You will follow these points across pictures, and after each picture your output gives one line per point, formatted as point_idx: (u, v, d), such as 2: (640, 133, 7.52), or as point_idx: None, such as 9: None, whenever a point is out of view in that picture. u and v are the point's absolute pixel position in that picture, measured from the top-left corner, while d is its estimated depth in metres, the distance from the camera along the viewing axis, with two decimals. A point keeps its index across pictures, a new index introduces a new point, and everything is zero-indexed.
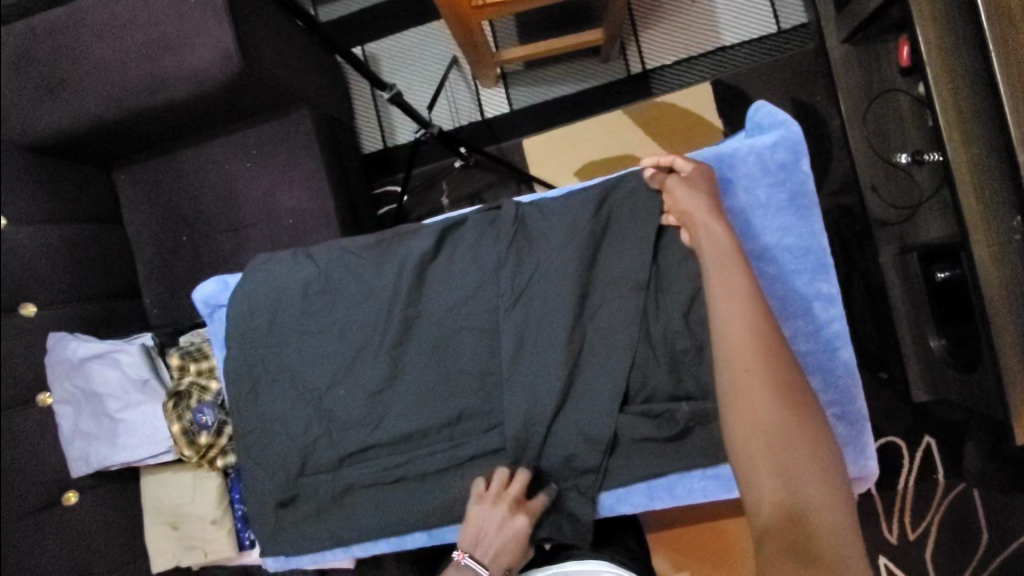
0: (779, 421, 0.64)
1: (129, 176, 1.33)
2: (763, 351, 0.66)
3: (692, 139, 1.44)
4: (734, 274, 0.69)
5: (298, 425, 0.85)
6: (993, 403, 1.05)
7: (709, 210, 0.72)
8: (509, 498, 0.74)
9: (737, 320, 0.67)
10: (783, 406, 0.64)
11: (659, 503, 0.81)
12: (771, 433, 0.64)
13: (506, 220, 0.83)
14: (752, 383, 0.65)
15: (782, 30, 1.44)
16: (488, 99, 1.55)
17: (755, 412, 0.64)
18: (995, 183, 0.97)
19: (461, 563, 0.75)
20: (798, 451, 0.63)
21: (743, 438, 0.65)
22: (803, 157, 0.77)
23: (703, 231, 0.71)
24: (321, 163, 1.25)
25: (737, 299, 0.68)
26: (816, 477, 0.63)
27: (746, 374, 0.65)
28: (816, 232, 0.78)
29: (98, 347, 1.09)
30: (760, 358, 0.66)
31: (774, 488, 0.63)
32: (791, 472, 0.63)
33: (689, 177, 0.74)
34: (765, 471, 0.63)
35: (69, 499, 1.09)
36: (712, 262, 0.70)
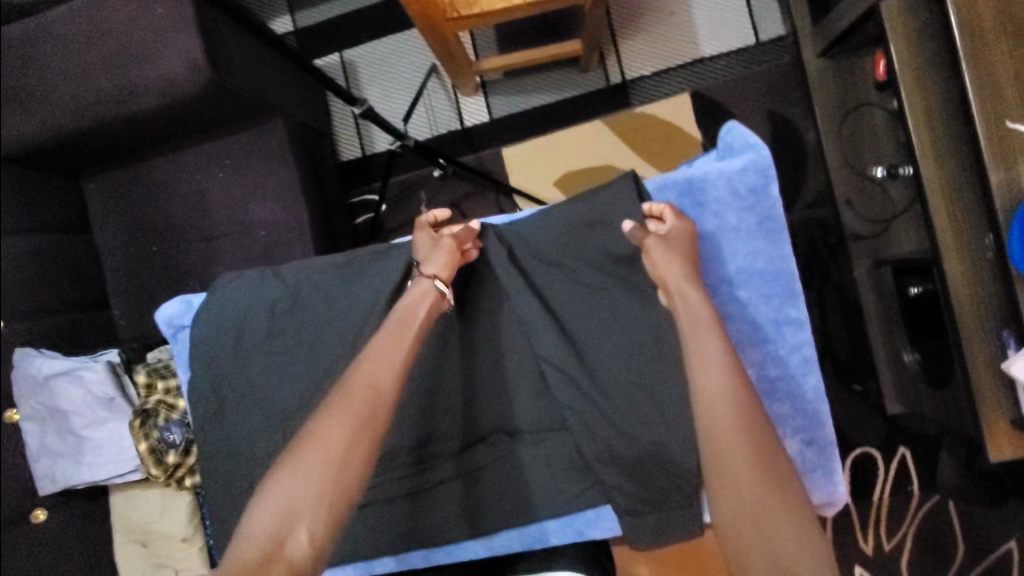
0: (759, 488, 0.63)
1: (99, 186, 1.30)
2: (739, 406, 0.65)
3: (670, 150, 1.45)
4: (710, 340, 0.68)
5: (263, 447, 0.82)
6: (964, 418, 1.07)
7: (686, 272, 0.71)
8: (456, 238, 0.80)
9: (717, 386, 0.66)
10: (761, 472, 0.64)
11: (596, 533, 0.78)
12: (751, 501, 0.63)
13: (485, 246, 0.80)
14: (730, 449, 0.64)
15: (760, 42, 1.45)
16: (468, 108, 1.54)
17: (737, 481, 0.64)
18: (968, 201, 0.99)
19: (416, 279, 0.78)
20: (774, 511, 0.63)
21: (726, 509, 0.64)
22: (773, 182, 0.76)
23: (677, 293, 0.70)
24: (294, 174, 1.24)
25: (711, 367, 0.67)
26: (801, 544, 0.62)
27: (724, 439, 0.65)
28: (785, 256, 0.77)
29: (62, 364, 1.05)
30: (735, 426, 0.65)
31: (760, 558, 0.61)
32: (773, 541, 0.62)
33: (665, 236, 0.72)
34: (748, 538, 0.62)
35: (37, 516, 1.08)
36: (688, 323, 0.69)
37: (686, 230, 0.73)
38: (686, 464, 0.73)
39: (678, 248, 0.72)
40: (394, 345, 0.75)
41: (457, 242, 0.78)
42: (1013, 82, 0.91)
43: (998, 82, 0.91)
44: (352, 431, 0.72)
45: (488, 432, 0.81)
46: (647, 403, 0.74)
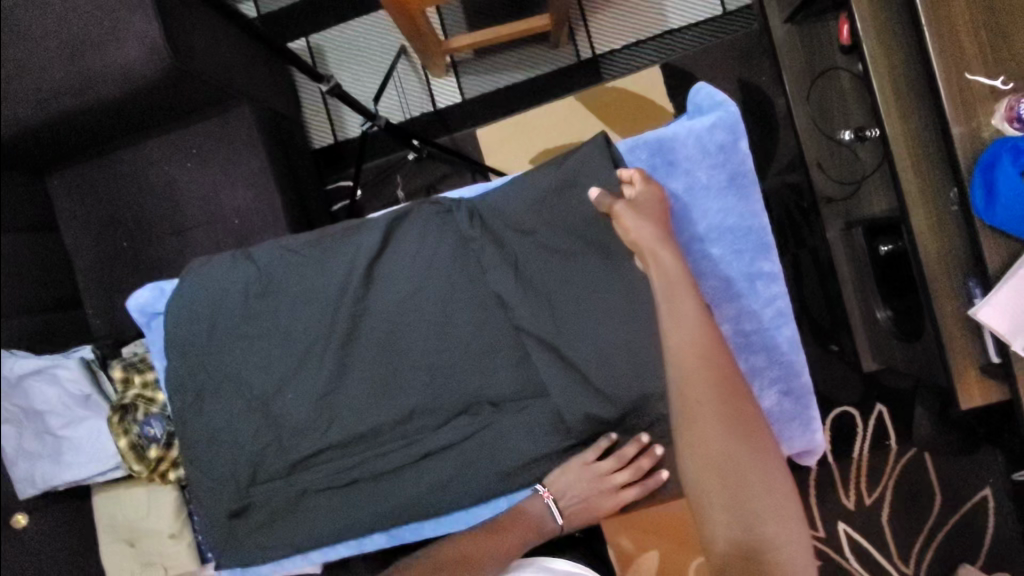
0: (731, 448, 0.63)
1: (63, 182, 1.26)
2: (711, 367, 0.65)
3: (645, 122, 1.44)
4: (685, 302, 0.67)
5: (244, 432, 0.81)
6: (935, 368, 1.10)
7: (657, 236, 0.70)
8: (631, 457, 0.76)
9: (691, 348, 0.66)
10: (731, 431, 0.64)
11: None
12: (725, 459, 0.63)
13: (460, 216, 0.80)
14: (701, 409, 0.65)
15: (727, 12, 1.46)
16: (439, 89, 1.53)
17: (709, 441, 0.64)
18: (931, 157, 1.01)
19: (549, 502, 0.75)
20: (744, 471, 0.63)
21: (698, 469, 0.64)
22: (742, 138, 0.76)
23: (648, 256, 0.70)
24: (265, 160, 1.21)
25: (685, 328, 0.67)
26: (772, 498, 0.63)
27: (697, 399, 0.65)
28: (756, 212, 0.77)
29: (34, 363, 1.03)
30: (710, 386, 0.64)
31: (730, 511, 0.63)
32: (739, 497, 0.63)
33: (634, 202, 0.71)
34: (722, 495, 0.63)
35: (18, 522, 1.05)
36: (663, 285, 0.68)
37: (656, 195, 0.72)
38: (668, 418, 0.74)
39: (648, 212, 0.72)
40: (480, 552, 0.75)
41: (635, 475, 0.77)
42: (970, 36, 0.93)
43: (956, 37, 0.93)
44: None
45: (472, 403, 0.80)
46: (628, 364, 0.74)
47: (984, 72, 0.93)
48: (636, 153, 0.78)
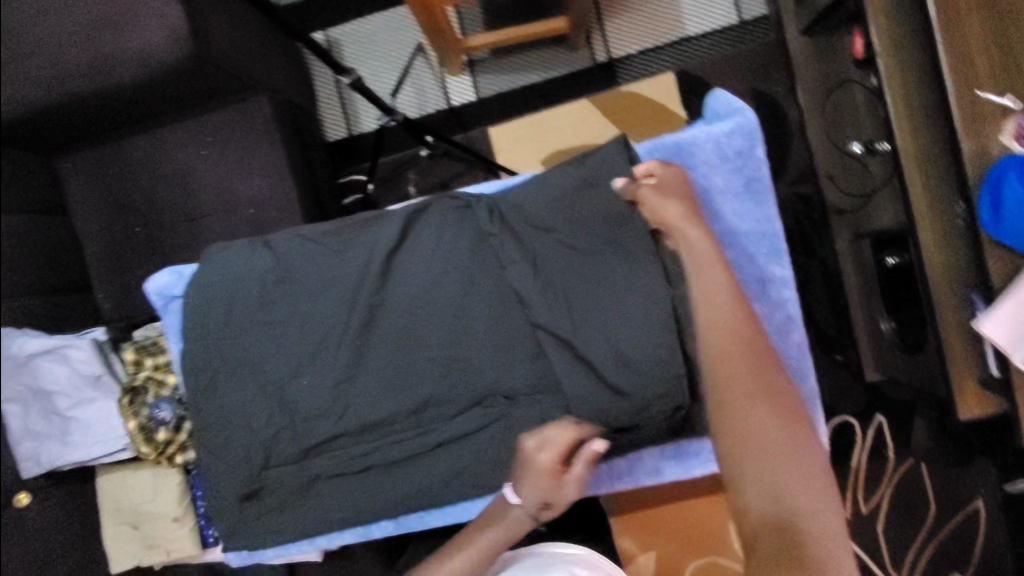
0: (762, 412, 0.62)
1: (75, 165, 1.26)
2: (741, 335, 0.66)
3: (655, 129, 1.47)
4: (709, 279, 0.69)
5: (258, 417, 0.82)
6: (936, 380, 1.12)
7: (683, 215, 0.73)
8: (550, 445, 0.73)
9: (720, 320, 0.67)
10: (762, 394, 0.63)
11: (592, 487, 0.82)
12: (754, 435, 0.61)
13: (480, 211, 0.81)
14: (730, 374, 0.64)
15: (744, 21, 1.47)
16: (455, 87, 1.54)
17: (738, 405, 0.63)
18: (941, 171, 1.03)
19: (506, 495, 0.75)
20: (775, 436, 0.61)
21: (730, 438, 0.62)
22: (760, 144, 0.77)
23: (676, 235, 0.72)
24: (281, 150, 1.22)
25: (716, 298, 0.68)
26: (804, 480, 0.59)
27: (725, 372, 0.65)
28: (771, 217, 0.78)
29: (44, 343, 1.02)
30: (738, 358, 0.64)
31: (761, 494, 0.59)
32: (770, 465, 0.60)
33: (661, 183, 0.74)
34: (751, 476, 0.60)
35: (21, 501, 1.04)
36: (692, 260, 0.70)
37: (683, 177, 0.75)
38: (677, 418, 0.76)
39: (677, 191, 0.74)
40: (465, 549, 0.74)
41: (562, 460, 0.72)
42: (985, 53, 0.95)
43: (971, 54, 0.95)
44: None
45: (484, 397, 0.81)
46: (640, 363, 0.75)
47: (996, 88, 0.94)
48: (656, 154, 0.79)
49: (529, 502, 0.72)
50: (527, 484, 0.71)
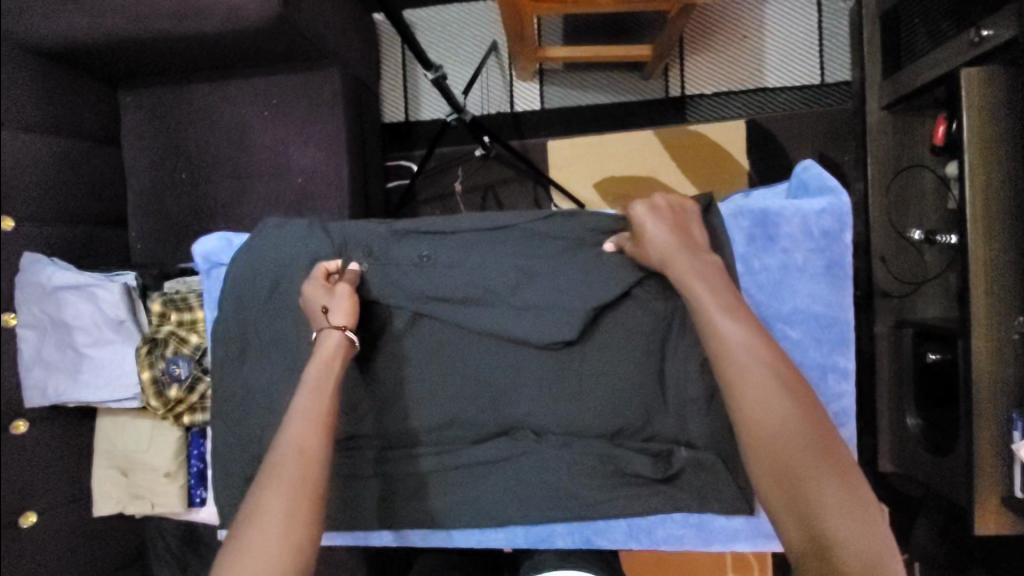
0: (792, 438, 0.59)
1: (138, 102, 1.25)
2: (765, 355, 0.62)
3: (717, 175, 1.44)
4: (734, 316, 0.64)
5: (281, 400, 0.81)
6: (958, 489, 1.09)
7: (685, 245, 0.69)
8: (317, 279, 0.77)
9: (742, 360, 0.62)
10: (794, 416, 0.60)
11: (604, 543, 0.78)
12: (808, 481, 0.58)
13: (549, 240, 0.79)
14: (756, 394, 0.61)
15: (825, 83, 1.44)
16: (521, 92, 1.51)
17: (760, 425, 0.60)
18: (1006, 280, 1.00)
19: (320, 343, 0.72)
20: (808, 459, 0.58)
21: (763, 466, 0.60)
22: (848, 229, 0.74)
23: (681, 257, 0.68)
24: (342, 127, 1.20)
25: (732, 318, 0.64)
26: (847, 509, 0.57)
27: (756, 414, 0.60)
28: (845, 304, 0.75)
29: (75, 278, 1.01)
30: (777, 399, 0.60)
31: (803, 538, 0.57)
32: (806, 489, 0.58)
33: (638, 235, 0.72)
34: (786, 499, 0.58)
35: (18, 428, 1.02)
36: (711, 292, 0.66)
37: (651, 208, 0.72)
38: (707, 488, 0.74)
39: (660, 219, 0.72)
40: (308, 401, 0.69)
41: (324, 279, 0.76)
42: None
43: None
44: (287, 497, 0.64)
45: (510, 427, 0.79)
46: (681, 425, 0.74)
47: None
48: (738, 217, 0.76)
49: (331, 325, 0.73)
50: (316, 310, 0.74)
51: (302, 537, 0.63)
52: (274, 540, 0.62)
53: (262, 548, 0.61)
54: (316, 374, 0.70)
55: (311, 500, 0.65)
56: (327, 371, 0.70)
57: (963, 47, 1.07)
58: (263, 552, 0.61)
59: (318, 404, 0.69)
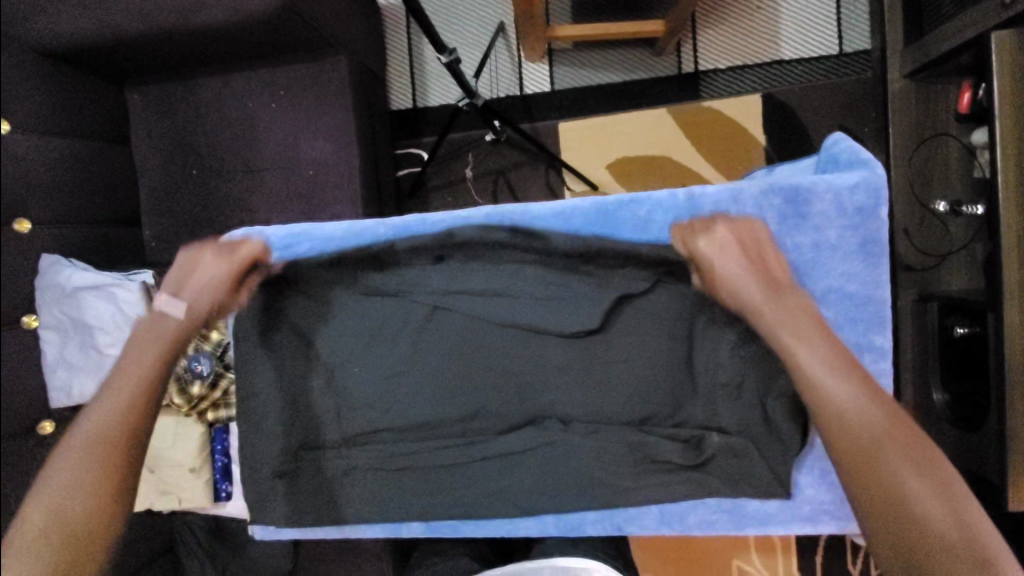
0: (878, 437, 0.59)
1: (145, 99, 1.23)
2: (839, 362, 0.62)
3: (732, 151, 1.41)
4: (819, 347, 0.63)
5: (306, 394, 0.81)
6: (990, 466, 1.07)
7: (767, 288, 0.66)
8: (233, 259, 0.75)
9: (828, 376, 0.62)
10: (875, 414, 0.60)
11: (631, 528, 0.78)
12: (922, 511, 0.56)
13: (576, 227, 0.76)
14: (838, 398, 0.61)
15: (843, 53, 1.40)
16: (530, 74, 1.48)
17: (846, 428, 0.60)
18: None
19: (160, 306, 0.73)
20: (896, 455, 0.58)
21: (855, 467, 0.59)
22: (884, 204, 0.71)
23: (749, 270, 0.67)
24: (351, 116, 1.18)
25: (803, 329, 0.64)
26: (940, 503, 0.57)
27: (856, 441, 0.59)
28: (880, 282, 0.73)
29: (94, 279, 1.03)
30: (866, 411, 0.60)
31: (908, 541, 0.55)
32: (898, 487, 0.57)
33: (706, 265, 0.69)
34: (884, 499, 0.57)
35: (46, 428, 1.02)
36: (787, 312, 0.65)
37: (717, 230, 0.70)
38: (738, 473, 0.74)
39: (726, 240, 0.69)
40: (125, 377, 0.71)
41: (233, 273, 0.75)
42: None
43: None
44: (97, 468, 0.66)
45: (537, 417, 0.78)
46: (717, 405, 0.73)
47: None
48: (770, 196, 0.72)
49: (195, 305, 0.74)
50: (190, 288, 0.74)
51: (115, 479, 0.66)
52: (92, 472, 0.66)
53: (67, 479, 0.65)
54: (160, 355, 0.72)
55: (115, 472, 0.67)
56: (155, 343, 0.72)
57: (992, 9, 1.02)
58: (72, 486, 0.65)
59: (128, 383, 0.71)
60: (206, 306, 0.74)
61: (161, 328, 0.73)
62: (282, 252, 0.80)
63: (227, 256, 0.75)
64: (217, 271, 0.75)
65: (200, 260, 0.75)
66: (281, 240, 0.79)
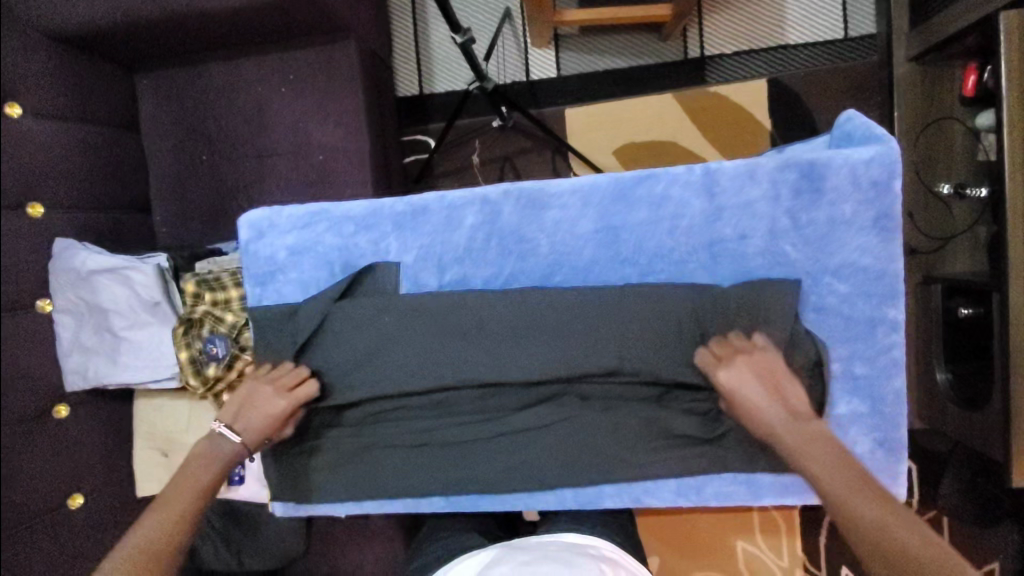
0: (867, 508, 0.65)
1: (153, 85, 1.23)
2: (822, 442, 0.70)
3: (738, 135, 1.41)
4: (803, 432, 0.70)
5: (326, 372, 0.82)
6: (994, 443, 1.09)
7: (772, 392, 0.71)
8: (289, 395, 0.79)
9: (813, 455, 0.69)
10: (858, 486, 0.67)
11: (647, 501, 0.80)
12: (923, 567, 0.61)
13: (594, 203, 0.79)
14: (824, 473, 0.68)
15: (849, 37, 1.41)
16: (537, 60, 1.48)
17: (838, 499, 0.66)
18: None
19: (219, 432, 0.80)
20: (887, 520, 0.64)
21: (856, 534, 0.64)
22: (899, 178, 0.72)
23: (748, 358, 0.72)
24: (361, 101, 1.18)
25: (787, 416, 0.71)
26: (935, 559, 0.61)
27: (850, 514, 0.65)
28: (895, 256, 0.74)
29: (108, 261, 1.02)
30: (851, 485, 0.67)
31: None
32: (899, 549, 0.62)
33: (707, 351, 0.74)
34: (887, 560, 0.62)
35: (60, 412, 1.04)
36: (776, 400, 0.71)
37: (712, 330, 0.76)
38: (751, 445, 0.76)
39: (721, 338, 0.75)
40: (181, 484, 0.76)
41: (286, 416, 0.80)
42: None
43: None
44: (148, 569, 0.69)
45: (555, 393, 0.79)
46: None
47: None
48: (784, 172, 0.75)
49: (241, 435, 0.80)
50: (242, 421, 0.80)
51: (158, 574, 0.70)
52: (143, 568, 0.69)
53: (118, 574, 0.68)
54: (207, 479, 0.77)
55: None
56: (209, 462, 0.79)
57: None
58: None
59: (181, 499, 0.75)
60: (263, 436, 0.80)
61: (216, 452, 0.79)
62: (302, 231, 0.84)
63: (282, 387, 0.79)
64: (270, 417, 0.79)
65: (255, 388, 0.80)
66: (301, 217, 0.84)
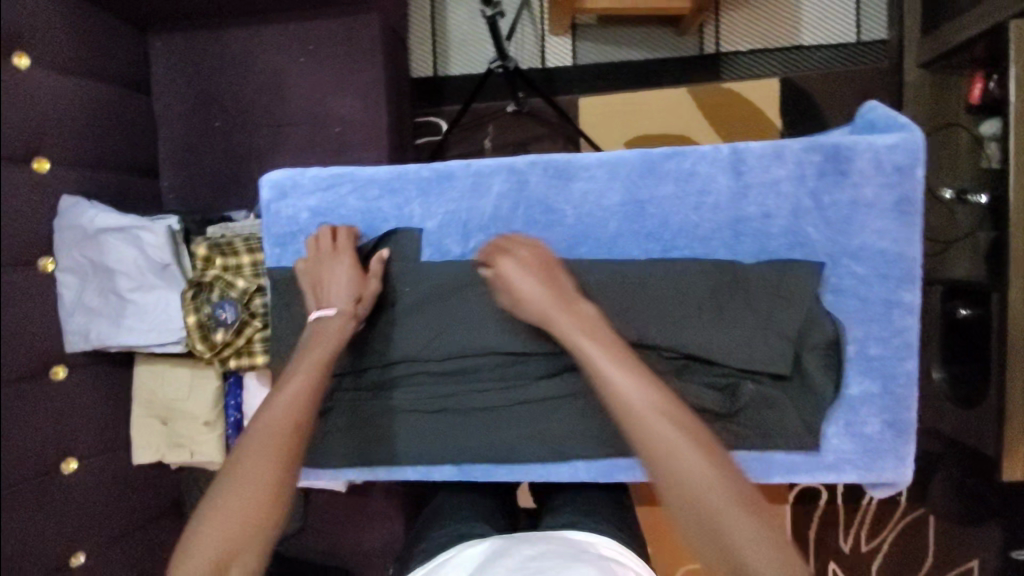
0: (678, 447, 0.59)
1: (167, 48, 1.21)
2: (631, 377, 0.63)
3: (749, 132, 1.43)
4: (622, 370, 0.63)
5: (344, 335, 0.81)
6: (988, 440, 1.11)
7: (607, 347, 0.65)
8: (337, 244, 0.81)
9: (630, 393, 0.62)
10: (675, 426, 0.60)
11: None
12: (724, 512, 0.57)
13: (620, 177, 0.81)
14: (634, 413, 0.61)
15: (861, 41, 1.43)
16: (553, 48, 1.49)
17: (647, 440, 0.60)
18: None
19: (315, 317, 0.76)
20: (698, 463, 0.58)
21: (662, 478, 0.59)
22: (921, 163, 0.74)
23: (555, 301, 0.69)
24: (381, 74, 1.17)
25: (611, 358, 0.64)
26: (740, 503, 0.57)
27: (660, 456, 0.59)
28: (913, 240, 0.76)
29: (117, 221, 1.00)
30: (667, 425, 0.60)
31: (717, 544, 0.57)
32: (702, 494, 0.57)
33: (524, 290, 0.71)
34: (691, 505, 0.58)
35: (58, 373, 1.01)
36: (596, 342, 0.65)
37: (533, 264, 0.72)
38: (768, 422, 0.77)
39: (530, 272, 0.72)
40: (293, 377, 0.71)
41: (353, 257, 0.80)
42: None
43: None
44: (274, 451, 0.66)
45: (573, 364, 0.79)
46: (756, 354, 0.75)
47: None
48: (808, 152, 0.77)
49: (343, 304, 0.76)
50: (333, 292, 0.77)
51: (273, 497, 0.64)
52: (255, 491, 0.63)
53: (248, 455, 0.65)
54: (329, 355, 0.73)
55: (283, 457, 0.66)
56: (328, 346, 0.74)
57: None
58: (255, 461, 0.64)
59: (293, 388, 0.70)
60: (357, 293, 0.77)
61: (321, 335, 0.74)
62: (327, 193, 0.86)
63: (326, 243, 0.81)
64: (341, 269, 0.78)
65: (311, 265, 0.80)
66: (325, 179, 0.86)
